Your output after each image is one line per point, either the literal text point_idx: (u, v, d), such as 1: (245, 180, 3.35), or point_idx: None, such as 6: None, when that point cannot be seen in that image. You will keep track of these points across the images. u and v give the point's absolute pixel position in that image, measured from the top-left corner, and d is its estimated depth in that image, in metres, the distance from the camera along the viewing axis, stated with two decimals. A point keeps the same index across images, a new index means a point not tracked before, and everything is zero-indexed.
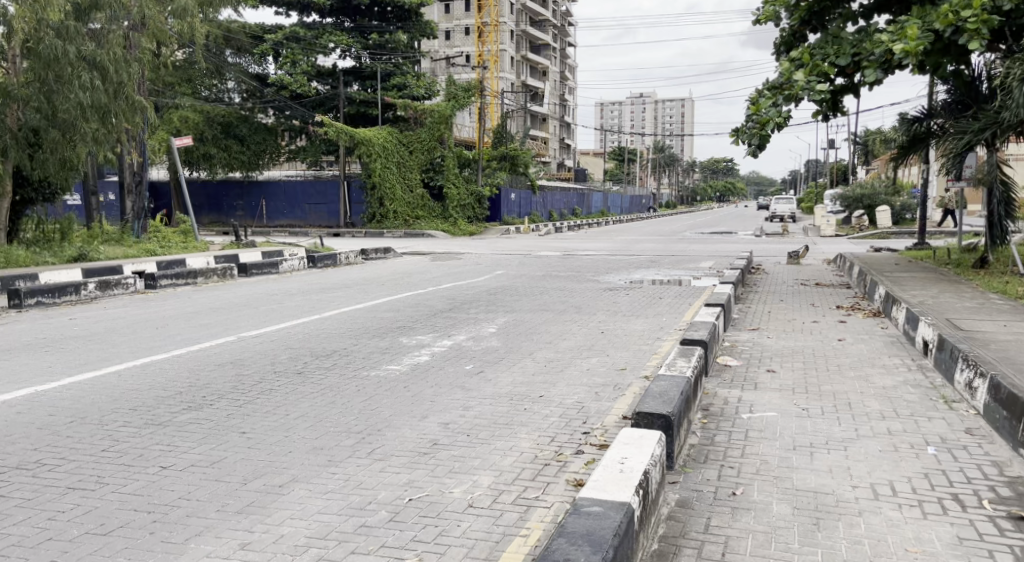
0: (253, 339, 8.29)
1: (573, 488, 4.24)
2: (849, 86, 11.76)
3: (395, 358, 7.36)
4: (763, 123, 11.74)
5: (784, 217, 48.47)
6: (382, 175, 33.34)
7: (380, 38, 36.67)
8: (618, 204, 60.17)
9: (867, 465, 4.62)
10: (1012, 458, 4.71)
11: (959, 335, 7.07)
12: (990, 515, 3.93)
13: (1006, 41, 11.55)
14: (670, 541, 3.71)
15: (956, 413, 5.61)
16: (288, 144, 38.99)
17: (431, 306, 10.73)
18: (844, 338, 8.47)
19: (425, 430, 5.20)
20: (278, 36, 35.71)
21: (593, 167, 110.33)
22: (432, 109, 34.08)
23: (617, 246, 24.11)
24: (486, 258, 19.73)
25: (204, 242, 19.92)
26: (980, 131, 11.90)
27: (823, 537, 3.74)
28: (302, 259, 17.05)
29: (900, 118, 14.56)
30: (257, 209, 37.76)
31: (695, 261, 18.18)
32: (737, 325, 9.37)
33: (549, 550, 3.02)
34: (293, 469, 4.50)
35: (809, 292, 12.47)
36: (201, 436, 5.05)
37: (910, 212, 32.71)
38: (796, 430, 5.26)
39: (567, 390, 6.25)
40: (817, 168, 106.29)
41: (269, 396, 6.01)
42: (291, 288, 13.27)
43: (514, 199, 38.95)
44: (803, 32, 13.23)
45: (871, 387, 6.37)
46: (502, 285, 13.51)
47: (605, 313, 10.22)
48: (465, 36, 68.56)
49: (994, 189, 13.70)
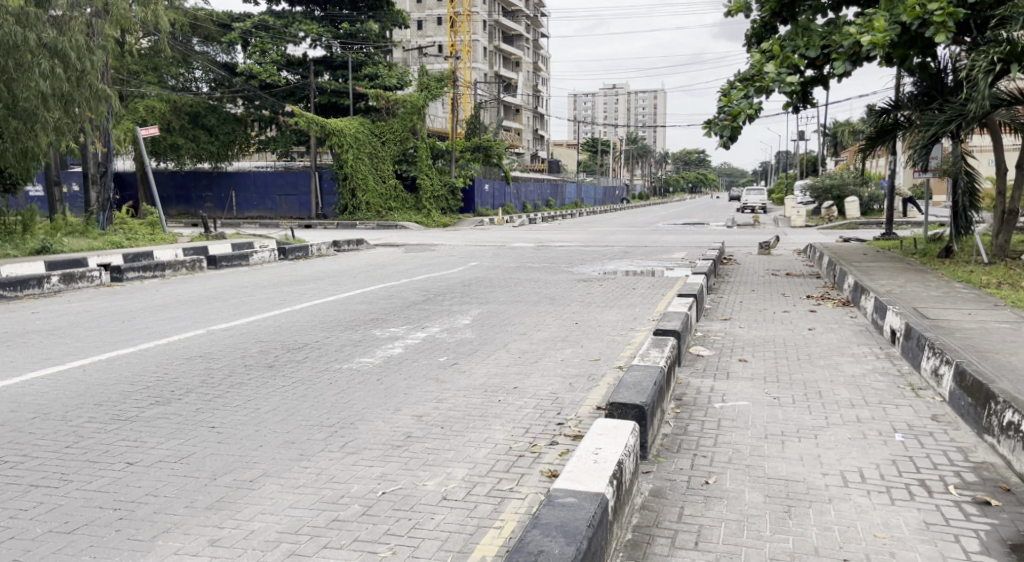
0: (222, 332, 8.18)
1: (547, 479, 4.24)
2: (819, 78, 11.86)
3: (367, 351, 7.30)
4: (734, 114, 11.80)
5: (755, 207, 48.90)
6: (353, 166, 33.11)
7: (351, 27, 36.27)
8: (591, 195, 60.36)
9: (837, 452, 4.68)
10: (976, 444, 4.79)
11: (925, 323, 7.19)
12: (955, 500, 3.99)
13: (971, 34, 11.73)
14: (643, 531, 3.72)
15: (923, 401, 5.70)
16: (258, 134, 38.55)
17: (404, 298, 10.67)
18: (814, 327, 8.57)
19: (398, 423, 5.16)
20: (246, 25, 35.23)
21: (567, 158, 110.33)
22: (404, 99, 33.89)
23: (590, 237, 24.20)
24: (460, 249, 19.67)
25: (171, 234, 19.65)
26: (945, 123, 12.07)
27: (794, 524, 3.77)
28: (272, 251, 16.89)
29: (868, 110, 14.70)
30: (226, 200, 37.36)
31: (667, 252, 18.32)
32: (709, 315, 9.44)
33: (522, 542, 3.01)
34: (264, 463, 4.45)
35: (779, 282, 12.62)
36: (169, 431, 4.97)
37: (877, 203, 32.97)
38: (768, 419, 5.31)
39: (541, 382, 6.24)
40: (788, 159, 106.94)
41: (239, 390, 5.93)
42: (260, 280, 13.13)
43: (487, 189, 38.81)
44: (774, 23, 13.34)
45: (841, 375, 6.46)
46: (477, 276, 13.48)
47: (579, 304, 10.25)
48: (437, 26, 68.18)
49: (959, 179, 13.90)
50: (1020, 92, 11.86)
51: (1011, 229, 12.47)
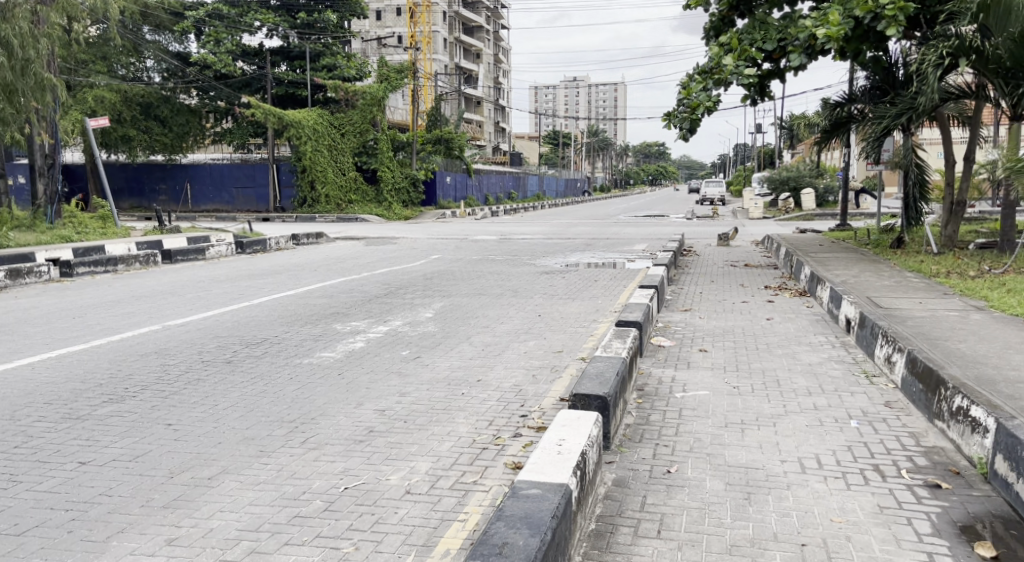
0: (178, 327, 8.02)
1: (511, 471, 4.24)
2: (775, 71, 12.02)
3: (328, 345, 7.22)
4: (694, 107, 11.90)
5: (714, 200, 49.49)
6: (312, 159, 32.72)
7: (308, 17, 35.83)
8: (552, 187, 60.63)
9: (795, 439, 4.75)
10: (928, 429, 4.91)
11: (878, 312, 7.35)
12: (908, 484, 4.09)
13: (921, 28, 11.99)
14: (606, 521, 3.74)
15: (877, 388, 5.82)
16: (213, 126, 37.83)
17: (365, 292, 10.57)
18: (772, 317, 8.72)
19: (361, 418, 5.11)
20: (199, 13, 34.45)
21: (528, 150, 110.21)
22: (363, 91, 33.61)
23: (552, 229, 24.25)
24: (422, 242, 19.57)
25: (124, 229, 19.19)
26: (897, 116, 12.32)
27: (754, 511, 3.82)
28: (230, 245, 16.60)
29: (823, 102, 14.96)
30: (181, 193, 36.71)
31: (629, 243, 18.45)
32: (670, 306, 9.53)
33: (487, 535, 3.00)
34: (223, 460, 4.37)
35: (738, 273, 12.79)
36: (124, 429, 4.86)
37: (831, 194, 34.19)
38: (728, 408, 5.38)
39: (504, 374, 6.25)
40: (745, 151, 107.80)
41: (196, 386, 5.82)
42: (219, 274, 12.91)
43: (449, 182, 38.58)
44: (732, 17, 13.43)
45: (798, 364, 6.58)
46: (438, 269, 13.42)
47: (542, 297, 10.26)
48: (397, 16, 67.43)
49: (910, 172, 14.20)
50: (968, 86, 12.10)
51: (959, 221, 12.79)
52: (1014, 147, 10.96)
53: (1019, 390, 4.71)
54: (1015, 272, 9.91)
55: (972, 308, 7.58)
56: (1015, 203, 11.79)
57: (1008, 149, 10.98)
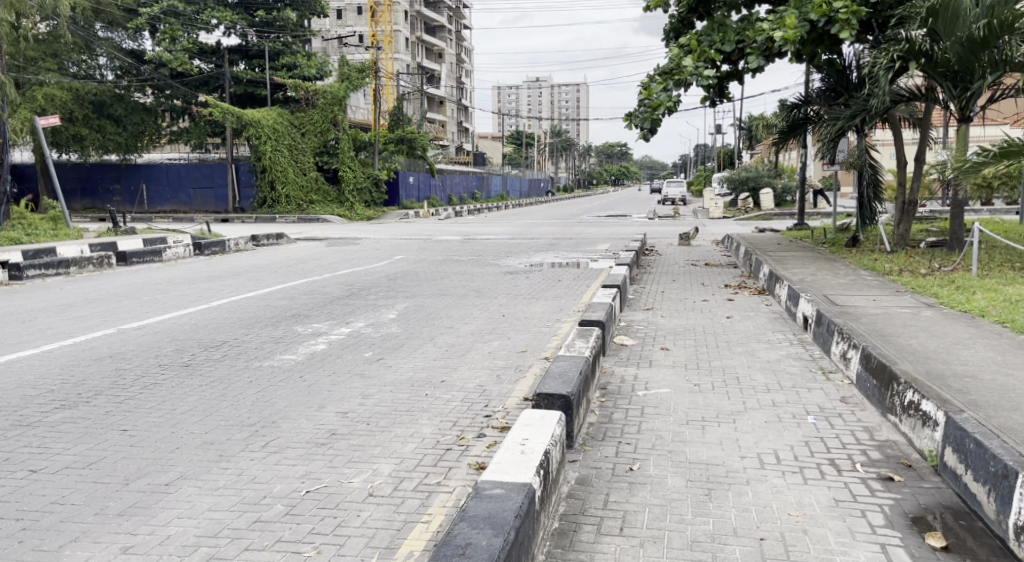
0: (134, 331, 7.85)
1: (475, 472, 4.24)
2: (734, 73, 12.19)
3: (289, 347, 7.14)
4: (654, 107, 12.00)
5: (675, 200, 49.91)
6: (272, 159, 32.32)
7: (267, 15, 35.35)
8: (515, 187, 60.70)
9: (754, 435, 4.83)
10: (881, 424, 5.02)
11: (834, 310, 7.49)
12: (862, 477, 4.18)
13: (874, 32, 12.28)
14: (570, 520, 3.76)
15: (833, 383, 5.95)
16: (170, 125, 37.16)
17: (327, 293, 10.47)
18: (732, 315, 8.84)
19: (322, 421, 5.07)
20: (153, 10, 33.56)
21: (493, 150, 109.93)
22: (324, 90, 33.25)
23: (516, 229, 24.26)
24: (385, 243, 19.40)
25: (76, 230, 18.70)
26: (851, 117, 12.59)
27: (714, 507, 3.88)
28: (187, 246, 16.35)
29: (781, 104, 15.23)
30: (137, 194, 36.00)
31: (592, 243, 18.59)
32: (633, 305, 9.60)
33: (450, 536, 3.00)
34: (181, 466, 4.29)
35: (698, 272, 12.97)
36: (76, 436, 4.75)
37: (789, 194, 34.76)
38: (689, 405, 5.44)
39: (468, 374, 6.24)
40: (705, 151, 108.74)
41: (153, 390, 5.71)
42: (175, 276, 12.69)
43: (412, 181, 38.40)
44: (691, 19, 13.60)
45: (757, 361, 6.68)
46: (403, 270, 13.34)
47: (506, 297, 10.26)
48: (358, 16, 66.86)
49: (864, 172, 14.48)
50: (918, 89, 12.37)
51: (911, 220, 13.09)
52: (962, 149, 11.26)
53: (968, 384, 4.85)
54: (964, 270, 10.18)
55: (923, 304, 7.78)
56: (964, 203, 12.11)
57: (957, 150, 11.27)
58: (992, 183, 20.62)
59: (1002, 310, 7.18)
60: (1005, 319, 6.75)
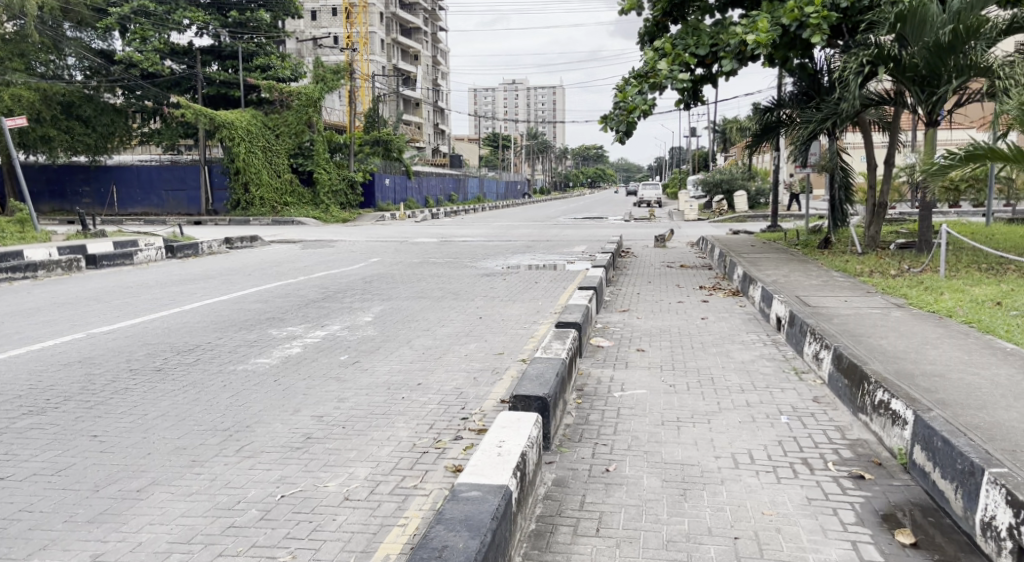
0: (104, 335, 7.75)
1: (452, 474, 4.24)
2: (708, 76, 12.30)
3: (264, 351, 7.08)
4: (630, 110, 12.05)
5: (650, 202, 50.16)
6: (245, 160, 32.04)
7: (240, 16, 35.09)
8: (493, 190, 60.67)
9: (728, 435, 4.88)
10: (852, 423, 5.09)
11: (807, 310, 7.59)
12: (834, 476, 4.24)
13: (843, 37, 12.46)
14: (546, 521, 3.77)
15: (806, 383, 6.03)
16: (141, 126, 36.69)
17: (303, 296, 10.39)
18: (706, 316, 8.92)
19: (298, 425, 5.03)
20: (123, 10, 33.15)
21: (470, 152, 109.70)
22: (298, 91, 32.97)
23: (492, 231, 24.24)
24: (360, 245, 19.30)
25: (44, 234, 18.38)
26: (823, 120, 12.75)
27: (689, 507, 3.91)
28: (159, 249, 16.16)
29: (753, 107, 15.38)
30: (107, 196, 35.45)
31: (569, 245, 18.65)
32: (608, 307, 9.63)
33: (427, 539, 2.99)
34: (152, 472, 4.24)
35: (673, 274, 13.06)
36: (45, 442, 4.68)
37: (763, 196, 35.11)
38: (665, 406, 5.48)
39: (445, 377, 6.23)
40: (680, 155, 109.35)
41: (124, 395, 5.64)
42: (146, 280, 12.52)
43: (388, 184, 38.26)
44: (665, 23, 13.70)
45: (731, 361, 6.75)
46: (378, 273, 13.28)
47: (483, 299, 10.26)
48: (332, 17, 66.34)
49: (835, 175, 14.66)
50: (887, 93, 12.53)
51: (881, 223, 13.29)
52: (930, 152, 11.44)
53: (936, 383, 4.93)
54: (932, 271, 10.35)
55: (892, 305, 7.92)
56: (932, 205, 12.32)
57: (925, 154, 11.44)
58: (959, 186, 20.97)
59: (969, 310, 7.32)
60: (971, 319, 6.89)
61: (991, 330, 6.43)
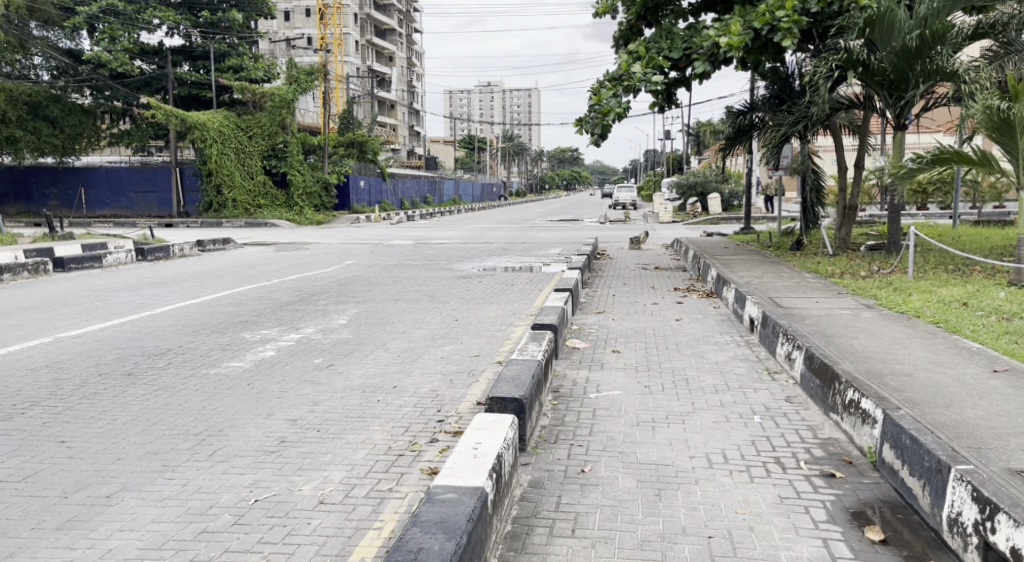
0: (72, 340, 7.61)
1: (428, 477, 4.22)
2: (681, 79, 12.40)
3: (237, 355, 7.01)
4: (604, 112, 12.09)
5: (626, 203, 50.37)
6: (218, 161, 31.69)
7: (211, 16, 34.80)
8: (469, 192, 60.63)
9: (702, 435, 4.92)
10: (824, 422, 5.16)
11: (779, 311, 7.68)
12: (806, 475, 4.29)
13: (814, 42, 12.65)
14: (523, 522, 3.78)
15: (778, 384, 6.09)
16: (110, 127, 36.13)
17: (276, 299, 10.30)
18: (681, 317, 8.99)
19: (272, 428, 4.99)
20: (92, 9, 32.67)
21: (445, 154, 109.38)
22: (271, 92, 32.71)
23: (468, 233, 24.22)
24: (334, 248, 19.17)
25: (10, 237, 18.06)
26: (794, 123, 12.91)
27: (664, 507, 3.93)
28: (129, 252, 15.92)
29: (727, 111, 15.54)
30: (75, 198, 34.91)
31: (544, 247, 18.68)
32: (584, 308, 9.65)
33: (402, 541, 2.99)
34: (121, 478, 4.17)
35: (648, 276, 13.16)
36: (11, 448, 4.59)
37: (736, 199, 35.40)
38: (639, 407, 5.52)
39: (421, 380, 6.21)
40: (655, 158, 109.85)
41: (93, 400, 5.56)
42: (115, 283, 12.33)
43: (363, 185, 38.04)
44: (639, 26, 13.81)
45: (706, 362, 6.81)
46: (352, 275, 13.21)
47: (459, 302, 10.24)
48: (306, 17, 65.83)
49: (807, 177, 14.84)
50: (857, 97, 12.70)
51: (852, 225, 13.48)
52: (898, 156, 11.62)
53: (904, 382, 5.02)
54: (900, 272, 10.54)
55: (862, 305, 8.05)
56: (900, 207, 12.52)
57: (894, 158, 11.60)
58: (926, 189, 21.35)
59: (936, 310, 7.47)
60: (938, 319, 7.02)
61: (957, 330, 6.55)
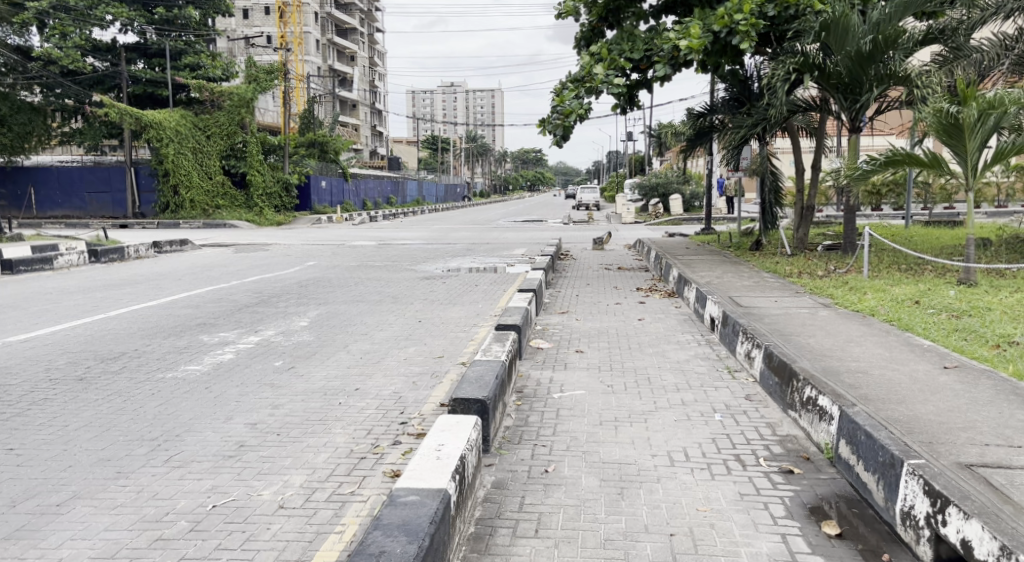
0: (22, 344, 7.40)
1: (390, 479, 4.18)
2: (642, 81, 12.50)
3: (194, 358, 6.88)
4: (566, 114, 12.15)
5: (589, 204, 50.52)
6: (174, 161, 31.09)
7: (167, 13, 34.10)
8: (432, 192, 60.36)
9: (664, 434, 4.95)
10: (782, 419, 5.24)
11: (739, 311, 7.76)
12: (765, 471, 4.35)
13: (771, 45, 12.83)
14: (486, 523, 3.77)
15: (737, 382, 6.17)
16: (61, 126, 35.25)
17: (235, 301, 10.14)
18: (643, 317, 9.05)
19: (230, 432, 4.92)
20: (42, 4, 31.83)
21: (407, 154, 108.77)
22: (229, 91, 32.17)
23: (431, 234, 24.12)
24: (295, 249, 18.94)
25: None
26: (753, 125, 13.07)
27: (626, 505, 3.96)
28: (82, 253, 15.55)
29: (687, 113, 15.67)
30: (25, 199, 33.99)
31: (508, 248, 18.69)
32: (548, 309, 9.66)
33: (363, 545, 2.95)
34: (74, 485, 4.07)
35: (611, 276, 13.23)
36: None
37: (697, 199, 35.64)
38: (602, 406, 5.54)
39: (383, 382, 6.16)
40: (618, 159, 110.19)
41: (43, 406, 5.41)
42: (66, 285, 12.01)
43: (324, 186, 37.63)
44: (601, 28, 13.87)
45: (667, 361, 6.86)
46: (313, 276, 13.08)
47: (422, 303, 10.20)
48: (265, 16, 65.05)
49: (766, 179, 15.01)
50: (813, 99, 12.91)
51: (809, 225, 13.69)
52: (853, 158, 11.83)
53: (860, 379, 5.10)
54: (856, 271, 10.72)
55: (820, 305, 8.16)
56: (856, 207, 12.74)
57: (849, 159, 11.81)
58: (880, 190, 21.80)
59: (890, 309, 7.59)
60: (891, 318, 7.14)
61: (909, 328, 6.68)
